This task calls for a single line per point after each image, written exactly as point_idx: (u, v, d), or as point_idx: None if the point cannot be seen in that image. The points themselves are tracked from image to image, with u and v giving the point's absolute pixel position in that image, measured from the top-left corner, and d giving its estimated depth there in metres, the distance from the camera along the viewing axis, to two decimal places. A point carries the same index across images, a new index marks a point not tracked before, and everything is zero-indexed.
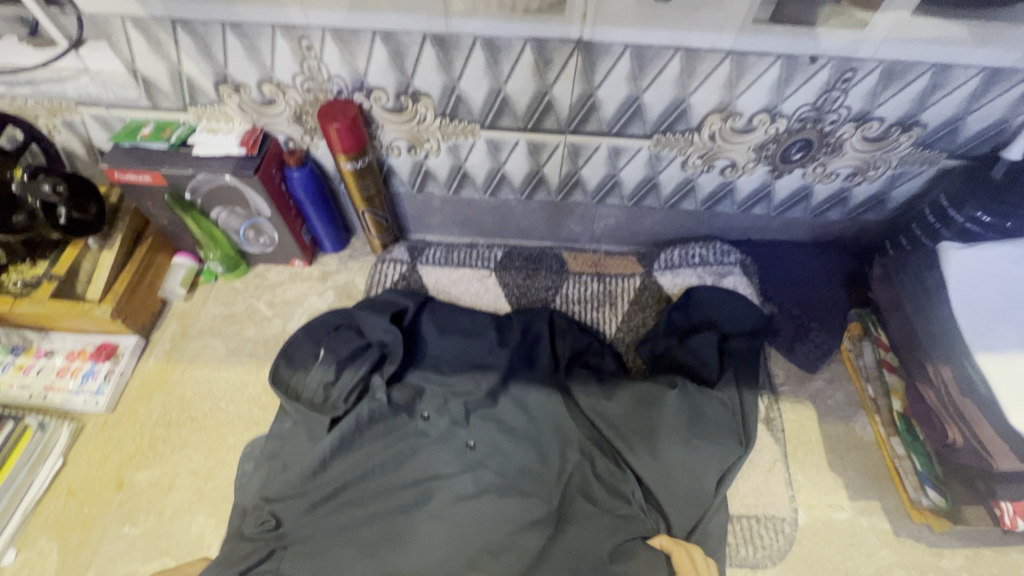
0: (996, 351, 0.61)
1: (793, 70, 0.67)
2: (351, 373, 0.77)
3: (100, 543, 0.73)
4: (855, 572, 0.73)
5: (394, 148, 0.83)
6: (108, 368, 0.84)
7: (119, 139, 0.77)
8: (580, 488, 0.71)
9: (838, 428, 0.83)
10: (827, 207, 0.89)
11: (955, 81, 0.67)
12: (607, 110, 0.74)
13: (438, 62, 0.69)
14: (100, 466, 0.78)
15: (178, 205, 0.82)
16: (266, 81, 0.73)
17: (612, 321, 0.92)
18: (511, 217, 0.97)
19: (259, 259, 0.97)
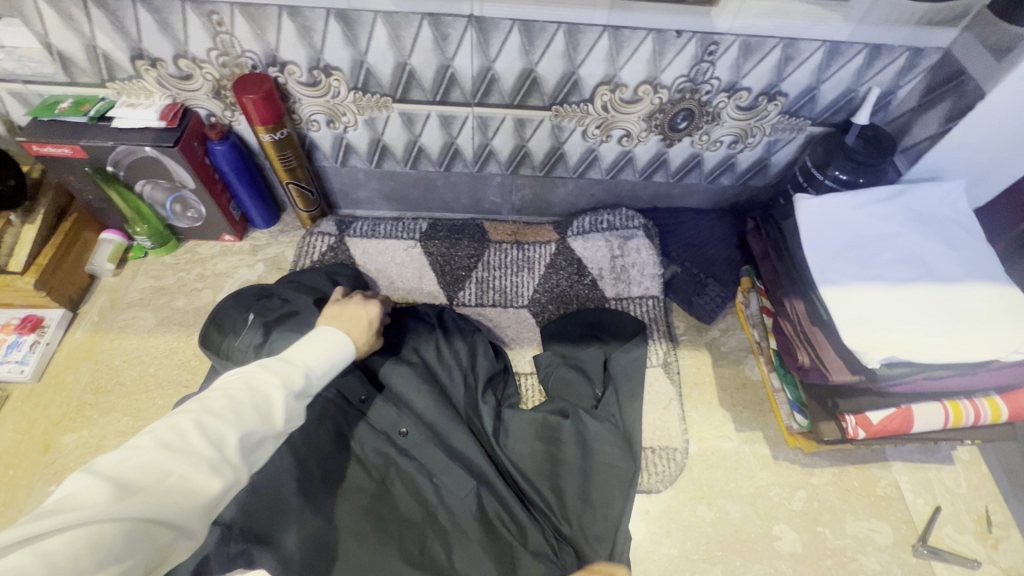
0: (834, 283, 0.70)
1: (664, 44, 0.75)
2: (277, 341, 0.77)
3: (26, 502, 0.75)
4: (737, 491, 0.82)
5: (314, 122, 0.88)
6: (33, 339, 0.85)
7: (36, 113, 0.79)
8: (501, 518, 0.71)
9: (729, 370, 0.93)
10: (718, 174, 0.99)
11: (804, 54, 0.77)
12: (507, 83, 0.81)
13: (344, 37, 0.74)
14: (26, 431, 0.80)
15: (101, 177, 0.84)
16: (182, 56, 0.77)
17: (529, 284, 0.99)
18: (434, 190, 1.02)
19: (189, 235, 0.99)
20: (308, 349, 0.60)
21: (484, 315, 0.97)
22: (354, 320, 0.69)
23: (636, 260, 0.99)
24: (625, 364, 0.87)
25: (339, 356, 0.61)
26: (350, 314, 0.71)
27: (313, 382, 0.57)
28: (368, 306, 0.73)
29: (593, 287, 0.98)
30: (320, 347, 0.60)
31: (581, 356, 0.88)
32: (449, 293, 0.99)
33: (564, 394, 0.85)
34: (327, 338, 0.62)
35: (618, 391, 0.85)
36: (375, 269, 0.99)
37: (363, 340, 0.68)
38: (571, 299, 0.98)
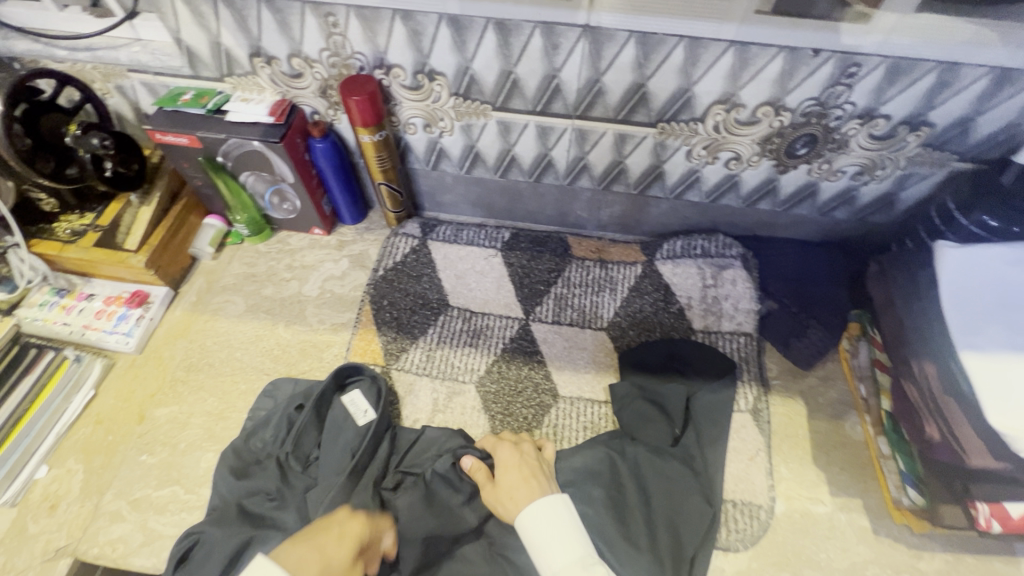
0: (982, 350, 0.60)
1: (796, 64, 0.68)
2: (313, 432, 0.77)
3: (120, 468, 0.80)
4: (828, 564, 0.73)
5: (411, 125, 0.88)
6: (139, 313, 0.91)
7: (162, 103, 0.84)
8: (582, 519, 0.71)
9: (827, 425, 0.83)
10: (833, 206, 0.89)
11: (964, 81, 0.67)
12: (613, 97, 0.77)
13: (452, 43, 0.73)
14: (125, 400, 0.86)
15: (211, 167, 0.88)
16: (295, 54, 0.79)
17: (610, 306, 0.95)
18: (521, 199, 1.00)
19: (283, 226, 1.03)
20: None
21: (561, 333, 0.93)
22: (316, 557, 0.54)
23: (730, 292, 0.92)
24: (709, 406, 0.81)
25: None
26: (326, 542, 0.56)
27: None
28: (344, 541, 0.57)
29: (680, 316, 0.92)
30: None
31: (664, 392, 0.82)
32: (525, 307, 0.96)
33: (640, 429, 0.79)
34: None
35: (699, 437, 0.79)
36: (454, 276, 0.98)
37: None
38: (653, 326, 0.92)
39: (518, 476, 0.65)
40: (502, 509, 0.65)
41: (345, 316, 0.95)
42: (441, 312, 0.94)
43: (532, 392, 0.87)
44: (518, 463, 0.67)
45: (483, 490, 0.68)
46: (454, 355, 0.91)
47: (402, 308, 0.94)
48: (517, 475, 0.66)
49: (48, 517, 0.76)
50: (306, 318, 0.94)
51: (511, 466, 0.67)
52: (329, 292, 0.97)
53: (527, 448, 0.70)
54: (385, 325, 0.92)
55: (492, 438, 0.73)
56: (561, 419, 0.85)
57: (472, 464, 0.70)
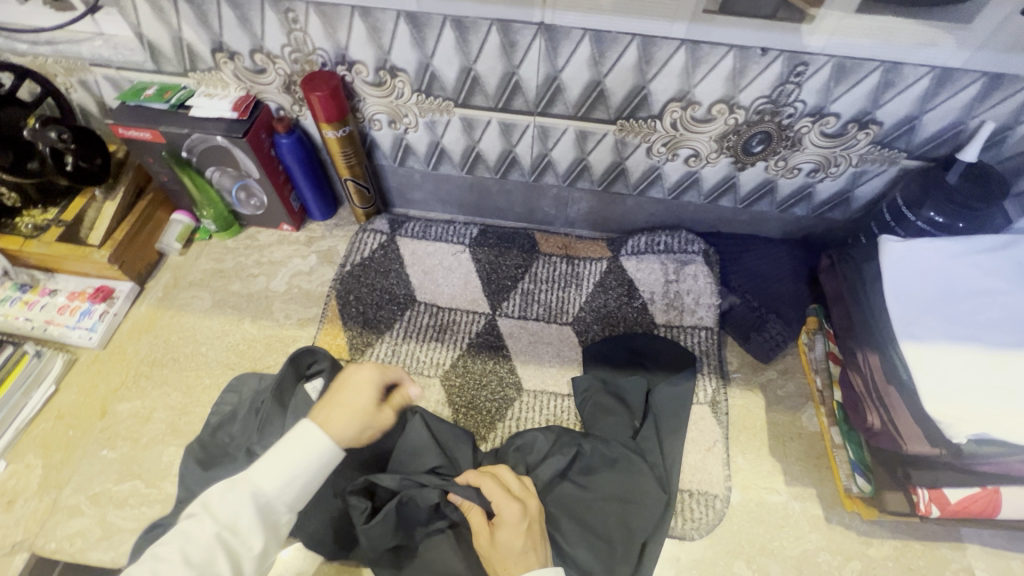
0: (918, 340, 0.62)
1: (746, 62, 0.70)
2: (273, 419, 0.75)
3: (80, 463, 0.80)
4: (781, 551, 0.75)
5: (376, 121, 0.88)
6: (103, 309, 0.91)
7: (125, 98, 0.84)
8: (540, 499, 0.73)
9: (784, 417, 0.85)
10: (792, 203, 0.91)
11: (906, 80, 0.69)
12: (572, 93, 0.78)
13: (412, 40, 0.74)
14: (88, 395, 0.85)
15: (176, 162, 0.88)
16: (257, 50, 0.79)
17: (576, 301, 0.96)
18: (489, 196, 1.01)
19: (251, 222, 1.03)
20: (283, 468, 0.55)
21: (527, 328, 0.94)
22: (348, 411, 0.61)
23: (692, 287, 0.93)
24: (668, 398, 0.82)
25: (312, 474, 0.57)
26: (351, 394, 0.62)
27: (270, 498, 0.55)
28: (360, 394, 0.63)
29: (643, 311, 0.93)
30: (295, 459, 0.56)
31: (623, 384, 0.84)
32: (492, 302, 0.97)
33: (600, 418, 0.81)
34: (307, 451, 0.57)
35: (655, 426, 0.80)
36: (422, 271, 0.99)
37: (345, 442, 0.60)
38: (617, 320, 0.94)
39: (519, 545, 0.61)
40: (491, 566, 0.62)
41: (312, 311, 0.95)
42: (408, 308, 0.95)
43: (496, 386, 0.88)
44: (523, 528, 0.62)
45: (478, 536, 0.63)
46: (420, 350, 0.91)
47: (369, 303, 0.95)
48: (517, 543, 0.61)
49: (5, 512, 0.76)
50: (273, 313, 0.95)
51: (512, 527, 0.62)
52: (297, 288, 0.98)
53: (530, 507, 0.65)
54: (352, 320, 0.93)
55: (493, 482, 0.66)
56: (525, 412, 0.86)
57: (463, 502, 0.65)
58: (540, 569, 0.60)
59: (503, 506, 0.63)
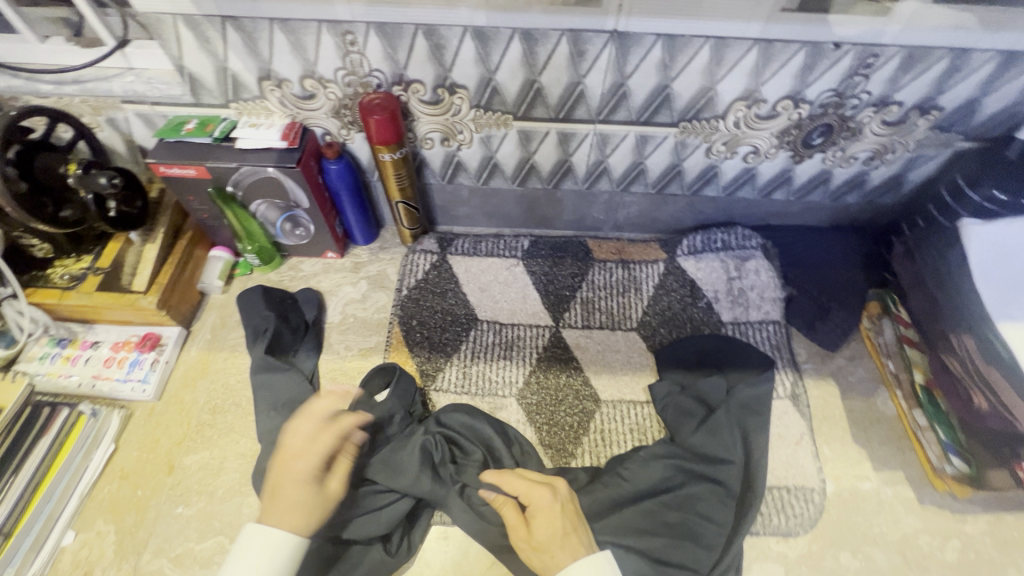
0: (1016, 320, 0.64)
1: (818, 57, 0.70)
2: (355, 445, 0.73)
3: (155, 525, 0.75)
4: (883, 538, 0.76)
5: (428, 140, 0.86)
6: (153, 357, 0.86)
7: (163, 134, 0.80)
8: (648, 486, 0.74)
9: (861, 403, 0.86)
10: (845, 191, 0.92)
11: (973, 65, 0.70)
12: (637, 99, 0.77)
13: (476, 55, 0.72)
14: (150, 450, 0.81)
15: (220, 198, 0.84)
16: (308, 75, 0.76)
17: (638, 306, 0.95)
18: (538, 206, 0.99)
19: (293, 251, 0.99)
20: (247, 571, 0.55)
21: (593, 337, 0.93)
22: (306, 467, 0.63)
23: (755, 282, 0.93)
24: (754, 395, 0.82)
25: (285, 563, 0.57)
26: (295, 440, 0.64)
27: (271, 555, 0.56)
28: (309, 459, 0.63)
29: (709, 310, 0.93)
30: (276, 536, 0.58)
31: (703, 385, 0.82)
32: (554, 314, 0.95)
33: (683, 422, 0.80)
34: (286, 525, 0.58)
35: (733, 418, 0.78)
36: (478, 289, 0.97)
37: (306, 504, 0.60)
38: (681, 321, 0.93)
39: (558, 529, 0.64)
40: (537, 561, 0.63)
41: (371, 340, 0.92)
42: (471, 328, 0.93)
43: (574, 400, 0.87)
44: (559, 518, 0.65)
45: (515, 529, 0.66)
46: (490, 369, 0.89)
47: (432, 326, 0.92)
48: (555, 527, 0.64)
49: None
50: (332, 345, 0.91)
51: (548, 513, 0.65)
52: (352, 317, 0.94)
53: (560, 491, 0.68)
54: (417, 346, 0.90)
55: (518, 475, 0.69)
56: (607, 424, 0.85)
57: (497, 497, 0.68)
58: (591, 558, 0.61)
59: (536, 495, 0.67)
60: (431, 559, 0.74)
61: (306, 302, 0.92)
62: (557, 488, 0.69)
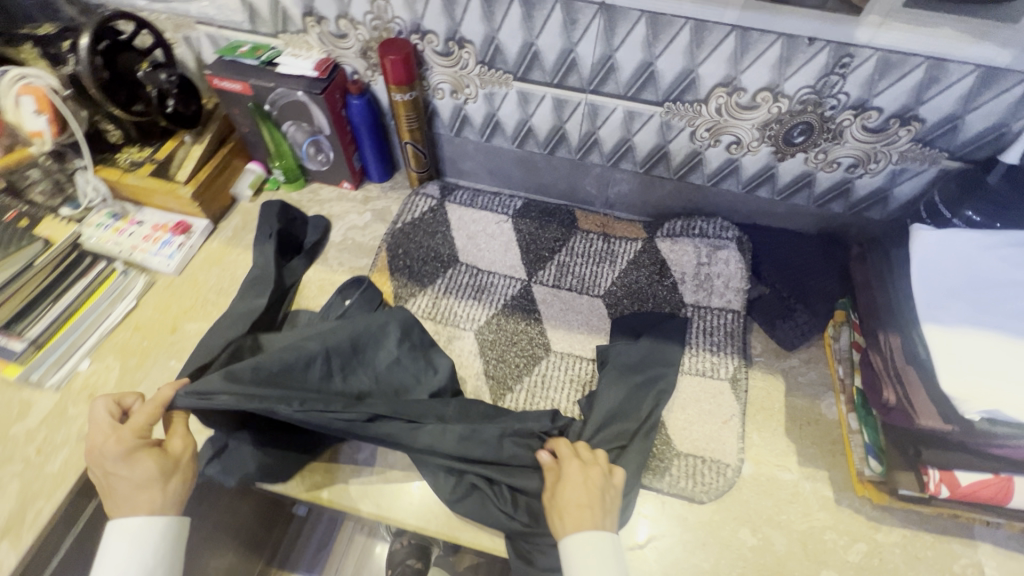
0: (941, 323, 0.65)
1: (793, 51, 0.74)
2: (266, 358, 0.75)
3: (151, 369, 0.89)
4: (788, 524, 0.77)
5: (439, 90, 0.96)
6: (181, 240, 1.01)
7: (223, 53, 0.95)
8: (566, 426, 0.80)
9: (803, 402, 0.87)
10: (830, 197, 0.93)
11: (951, 77, 0.71)
12: (624, 73, 0.83)
13: (482, 13, 0.81)
14: (162, 312, 0.96)
15: (258, 114, 0.98)
16: (342, 16, 0.89)
17: (609, 276, 1.01)
18: (535, 170, 1.07)
19: (316, 177, 1.12)
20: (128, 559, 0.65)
21: (560, 296, 1.00)
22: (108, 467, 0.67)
23: (723, 270, 0.96)
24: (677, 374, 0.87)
25: (156, 537, 0.66)
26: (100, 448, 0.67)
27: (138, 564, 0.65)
28: (115, 441, 0.67)
29: (674, 289, 0.97)
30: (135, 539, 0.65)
31: (622, 347, 0.88)
32: (530, 270, 1.03)
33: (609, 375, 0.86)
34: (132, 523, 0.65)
35: (623, 369, 0.85)
36: (466, 236, 1.06)
37: (150, 493, 0.66)
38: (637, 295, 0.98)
39: (577, 498, 0.68)
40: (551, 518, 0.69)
41: (362, 261, 1.03)
42: (450, 266, 1.02)
43: (526, 344, 0.94)
44: (581, 489, 0.69)
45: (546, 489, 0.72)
46: (458, 305, 0.98)
47: (415, 258, 1.02)
48: (576, 495, 0.68)
49: (87, 402, 0.86)
50: (328, 260, 1.03)
51: (573, 484, 0.69)
52: (351, 240, 1.06)
53: (593, 471, 0.71)
54: (398, 271, 1.00)
55: (570, 445, 0.75)
56: (550, 370, 0.91)
57: (548, 460, 0.74)
58: (592, 532, 0.66)
59: (568, 466, 0.71)
60: (363, 448, 0.83)
61: (313, 226, 1.05)
62: (595, 468, 0.72)
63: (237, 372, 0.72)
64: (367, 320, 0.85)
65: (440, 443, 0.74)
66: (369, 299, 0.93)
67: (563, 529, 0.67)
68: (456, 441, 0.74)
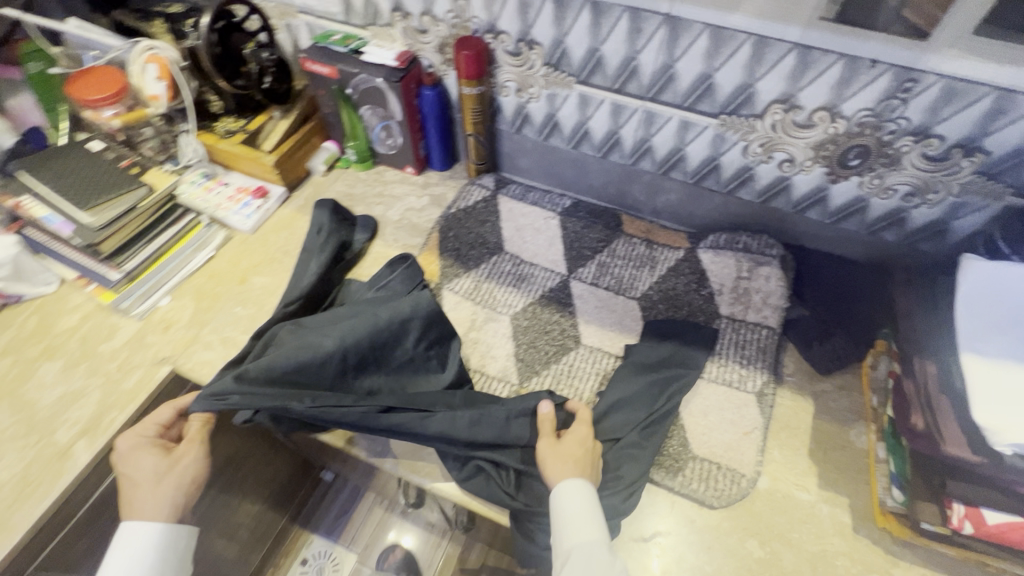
0: (981, 354, 0.64)
1: (854, 72, 0.75)
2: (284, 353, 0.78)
3: (219, 313, 0.99)
4: (799, 544, 0.76)
5: (505, 88, 1.03)
6: (259, 203, 1.12)
7: (317, 40, 1.06)
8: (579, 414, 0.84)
9: (831, 428, 0.86)
10: (882, 226, 0.92)
11: (1020, 110, 0.70)
12: (682, 83, 0.87)
13: (553, 17, 0.87)
14: (234, 264, 1.06)
15: (341, 96, 1.09)
16: (426, 13, 0.97)
17: (647, 281, 1.03)
18: (587, 172, 1.11)
19: (383, 160, 1.21)
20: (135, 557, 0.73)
21: (597, 294, 1.03)
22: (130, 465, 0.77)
23: (762, 286, 0.97)
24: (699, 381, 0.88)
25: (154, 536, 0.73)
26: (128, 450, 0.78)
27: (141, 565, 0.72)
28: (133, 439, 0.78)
29: (710, 300, 0.98)
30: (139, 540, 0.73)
31: (639, 352, 0.91)
32: (570, 266, 1.06)
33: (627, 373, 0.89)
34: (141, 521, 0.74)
35: (638, 370, 0.89)
36: (513, 228, 1.11)
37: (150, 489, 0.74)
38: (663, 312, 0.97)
39: (576, 452, 0.75)
40: (544, 459, 0.75)
41: (414, 240, 1.10)
42: (495, 254, 1.07)
43: (557, 334, 0.97)
44: (581, 449, 0.76)
45: (541, 436, 0.78)
46: (498, 291, 1.03)
47: (464, 242, 1.08)
48: (575, 451, 0.75)
49: (163, 333, 0.97)
50: (384, 235, 1.11)
51: (575, 441, 0.77)
52: (407, 220, 1.14)
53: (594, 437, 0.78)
54: (446, 253, 1.07)
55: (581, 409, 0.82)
56: (578, 362, 0.94)
57: (547, 413, 0.79)
58: (580, 483, 0.73)
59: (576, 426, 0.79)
60: None
61: (363, 226, 1.09)
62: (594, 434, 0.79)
63: (251, 373, 0.76)
64: (388, 314, 0.86)
65: (452, 430, 0.76)
66: (411, 275, 0.99)
67: (557, 473, 0.73)
68: (468, 428, 0.77)
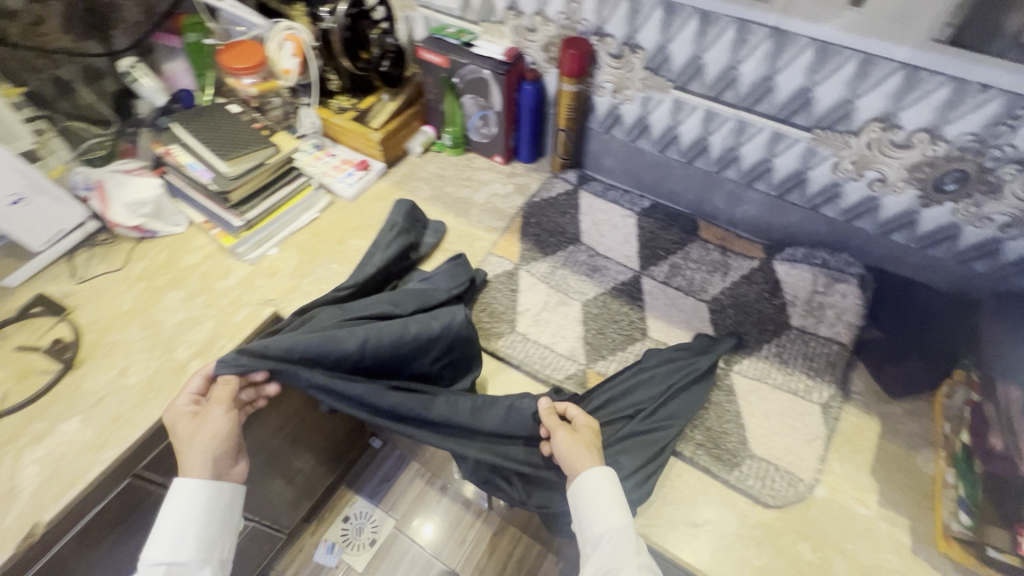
0: None
1: (962, 96, 0.75)
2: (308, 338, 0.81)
3: (318, 267, 1.10)
4: (853, 554, 0.76)
5: (602, 88, 1.09)
6: (362, 174, 1.23)
7: (434, 31, 1.16)
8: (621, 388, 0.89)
9: (897, 449, 0.85)
10: (973, 255, 0.91)
11: None
12: (780, 95, 0.90)
13: (661, 24, 0.92)
14: (334, 227, 1.17)
15: (447, 84, 1.19)
16: (538, 13, 1.05)
17: (719, 285, 1.05)
18: (669, 176, 1.15)
19: (474, 147, 1.30)
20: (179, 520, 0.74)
21: (667, 292, 1.06)
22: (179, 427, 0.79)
23: (837, 303, 0.98)
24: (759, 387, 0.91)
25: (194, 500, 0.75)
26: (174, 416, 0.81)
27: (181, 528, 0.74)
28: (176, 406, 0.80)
29: (782, 310, 0.99)
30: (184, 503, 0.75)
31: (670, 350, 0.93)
32: (644, 263, 1.10)
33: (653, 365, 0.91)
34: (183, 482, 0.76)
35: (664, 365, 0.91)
36: (592, 222, 1.16)
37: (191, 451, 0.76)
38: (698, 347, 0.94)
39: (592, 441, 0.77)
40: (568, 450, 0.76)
41: (497, 223, 1.17)
42: (572, 244, 1.13)
43: (625, 325, 1.01)
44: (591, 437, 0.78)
45: (554, 430, 0.78)
46: (573, 278, 1.08)
47: (544, 229, 1.14)
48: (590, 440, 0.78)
49: (270, 278, 1.08)
50: (470, 215, 1.19)
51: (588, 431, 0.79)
52: (492, 204, 1.21)
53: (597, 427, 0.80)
54: (527, 237, 1.13)
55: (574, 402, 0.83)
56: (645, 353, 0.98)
57: (548, 407, 0.80)
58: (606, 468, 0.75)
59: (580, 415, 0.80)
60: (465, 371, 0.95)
61: (434, 231, 1.13)
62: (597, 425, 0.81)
63: (270, 354, 0.79)
64: (417, 327, 0.86)
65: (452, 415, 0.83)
66: (455, 273, 1.02)
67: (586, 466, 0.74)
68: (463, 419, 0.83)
